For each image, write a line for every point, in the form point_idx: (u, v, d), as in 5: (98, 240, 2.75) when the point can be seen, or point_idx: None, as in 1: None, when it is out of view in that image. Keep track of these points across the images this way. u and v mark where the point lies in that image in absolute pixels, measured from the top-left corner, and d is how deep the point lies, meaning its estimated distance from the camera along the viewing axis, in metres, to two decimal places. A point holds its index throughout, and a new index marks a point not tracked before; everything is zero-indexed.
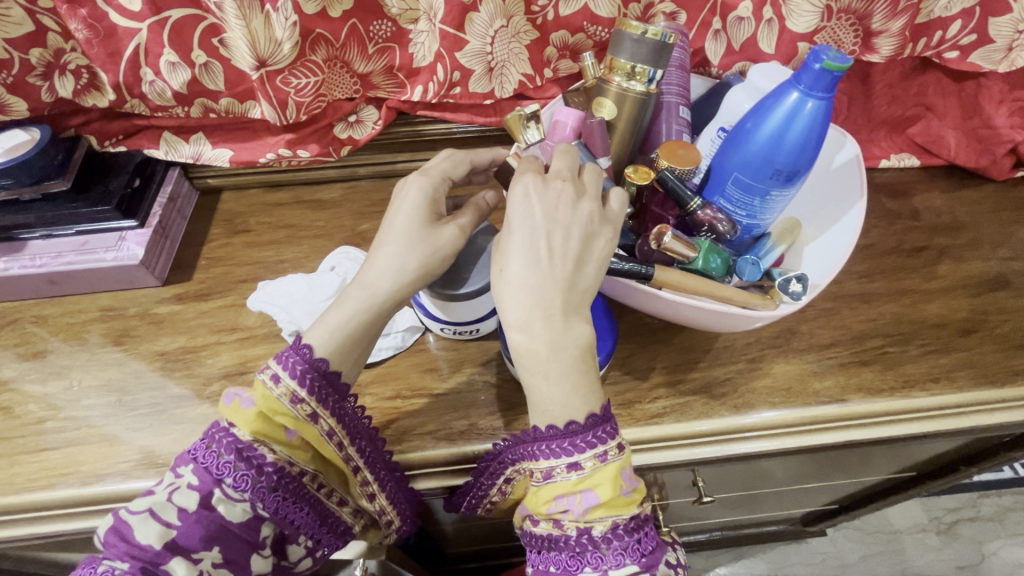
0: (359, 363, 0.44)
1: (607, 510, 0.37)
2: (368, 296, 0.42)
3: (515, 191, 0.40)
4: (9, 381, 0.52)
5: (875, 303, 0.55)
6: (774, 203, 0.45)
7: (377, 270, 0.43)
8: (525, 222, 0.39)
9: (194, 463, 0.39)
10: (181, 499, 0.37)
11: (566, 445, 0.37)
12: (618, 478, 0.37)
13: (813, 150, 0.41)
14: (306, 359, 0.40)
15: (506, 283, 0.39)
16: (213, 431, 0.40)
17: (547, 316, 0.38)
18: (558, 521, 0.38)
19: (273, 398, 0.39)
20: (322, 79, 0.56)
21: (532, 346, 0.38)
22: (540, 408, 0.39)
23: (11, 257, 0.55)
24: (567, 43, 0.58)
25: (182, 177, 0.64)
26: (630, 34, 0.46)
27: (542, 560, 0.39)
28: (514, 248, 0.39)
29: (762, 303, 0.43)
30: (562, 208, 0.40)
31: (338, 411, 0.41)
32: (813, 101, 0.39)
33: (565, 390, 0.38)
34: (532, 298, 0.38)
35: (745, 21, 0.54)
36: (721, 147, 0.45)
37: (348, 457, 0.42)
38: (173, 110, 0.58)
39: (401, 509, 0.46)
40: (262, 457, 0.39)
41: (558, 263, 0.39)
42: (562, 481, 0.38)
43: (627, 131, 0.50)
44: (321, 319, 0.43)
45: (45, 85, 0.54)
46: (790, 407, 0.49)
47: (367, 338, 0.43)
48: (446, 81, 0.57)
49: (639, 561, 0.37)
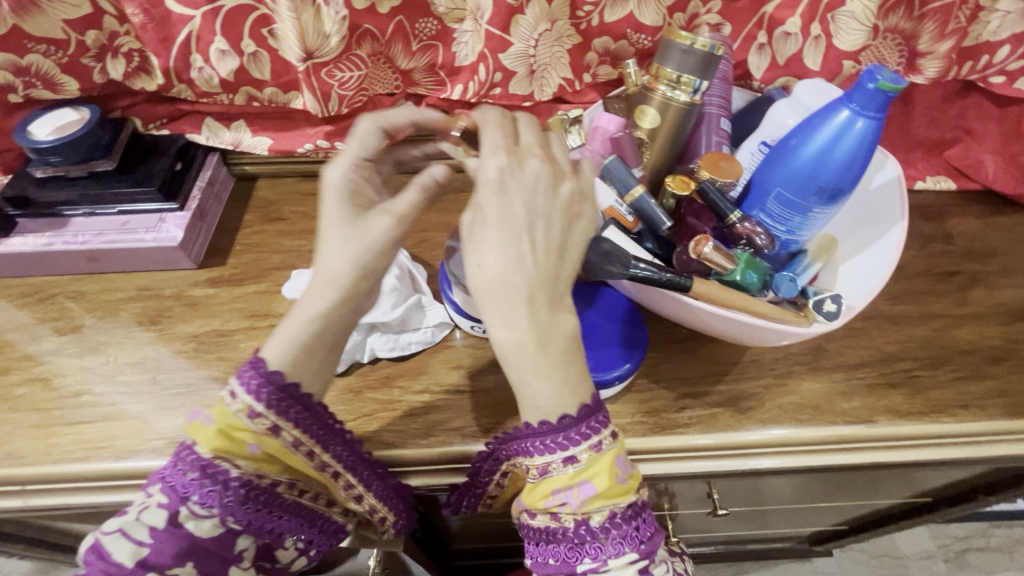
0: (321, 373, 0.42)
1: (604, 500, 0.38)
2: (310, 310, 0.41)
3: (485, 173, 0.38)
4: (47, 353, 0.53)
5: (904, 326, 0.54)
6: (814, 219, 0.45)
7: (322, 278, 0.41)
8: (504, 214, 0.38)
9: (161, 482, 0.39)
10: (150, 518, 0.38)
11: (558, 441, 0.37)
12: (614, 467, 0.38)
13: (859, 169, 0.41)
14: (262, 374, 0.39)
15: (487, 279, 0.37)
16: (179, 451, 0.40)
17: (532, 310, 0.37)
18: (557, 514, 0.39)
19: (231, 414, 0.39)
20: (365, 74, 0.57)
21: (521, 343, 0.37)
22: (531, 405, 0.38)
23: (55, 232, 0.57)
24: (609, 49, 0.58)
25: (221, 163, 0.65)
26: (679, 44, 0.46)
27: (543, 553, 0.40)
28: (492, 239, 0.37)
29: (795, 320, 0.43)
30: (539, 192, 0.38)
31: (299, 421, 0.40)
32: (863, 120, 0.39)
33: (555, 384, 0.38)
34: (513, 294, 0.37)
35: (792, 36, 0.53)
36: (765, 162, 0.45)
37: (323, 464, 0.42)
38: (218, 97, 0.59)
39: (394, 506, 0.47)
40: (227, 472, 0.39)
41: (540, 256, 0.37)
42: (559, 474, 0.38)
43: (667, 140, 0.50)
44: (275, 333, 0.41)
45: (98, 67, 0.55)
46: (818, 424, 0.49)
47: (327, 345, 0.42)
48: (487, 82, 0.58)
49: (638, 549, 0.38)
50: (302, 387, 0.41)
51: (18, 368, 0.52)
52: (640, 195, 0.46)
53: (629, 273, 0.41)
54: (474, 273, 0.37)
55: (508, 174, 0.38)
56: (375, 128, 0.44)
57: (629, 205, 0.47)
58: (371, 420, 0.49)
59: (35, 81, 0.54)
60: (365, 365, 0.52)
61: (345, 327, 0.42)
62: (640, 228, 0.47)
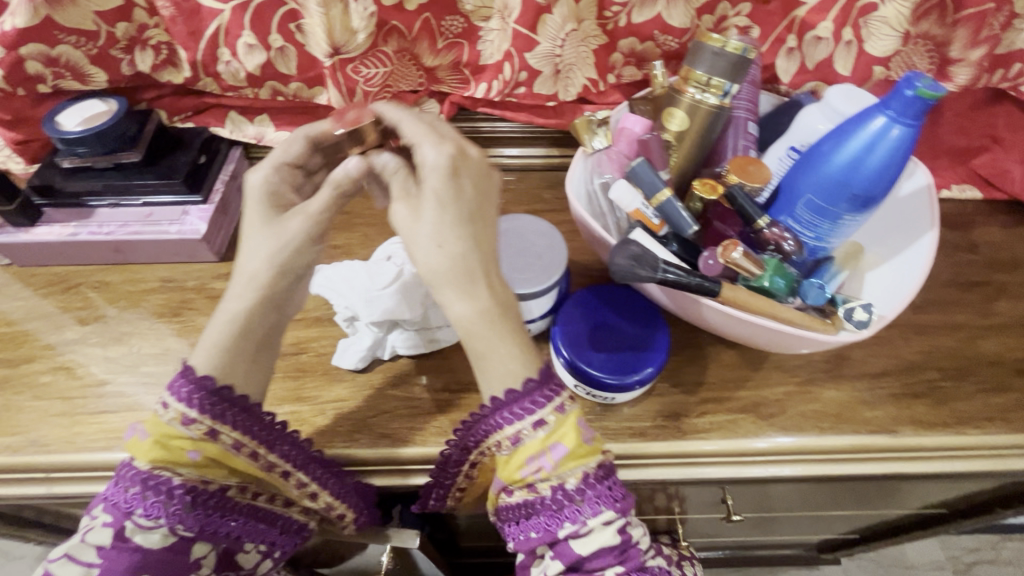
0: (253, 374, 0.43)
1: (575, 461, 0.40)
2: (231, 313, 0.42)
3: (433, 162, 0.41)
4: (71, 343, 0.54)
5: (929, 335, 0.54)
6: (844, 227, 0.44)
7: (249, 280, 0.42)
8: (453, 197, 0.41)
9: (104, 503, 0.39)
10: (96, 538, 0.38)
11: (522, 407, 0.40)
12: (579, 428, 0.40)
13: (892, 177, 0.41)
14: (193, 381, 0.40)
15: (442, 260, 0.40)
16: (118, 471, 0.40)
17: (485, 285, 0.41)
18: (532, 484, 0.40)
19: (166, 424, 0.40)
20: (390, 71, 0.57)
21: (481, 312, 0.40)
22: (495, 376, 0.41)
23: (80, 223, 0.57)
24: (635, 50, 0.57)
25: (243, 157, 0.65)
26: (710, 47, 0.46)
27: (525, 529, 0.41)
28: (445, 221, 0.40)
29: (821, 327, 0.42)
30: (476, 177, 0.42)
31: (238, 422, 0.41)
32: (899, 128, 0.39)
33: (511, 353, 0.41)
34: (467, 271, 0.40)
35: (823, 41, 0.53)
36: (795, 167, 0.45)
37: (270, 464, 0.42)
38: (243, 91, 0.59)
39: (354, 504, 0.47)
40: (169, 481, 0.39)
41: (485, 237, 0.42)
42: (530, 442, 0.40)
43: (694, 143, 0.50)
44: (202, 343, 0.42)
45: (126, 58, 0.55)
46: (840, 433, 0.48)
47: (258, 345, 0.43)
48: (512, 81, 0.57)
49: (613, 507, 0.40)
50: (234, 390, 0.41)
51: (42, 357, 0.53)
52: (666, 198, 0.46)
53: (658, 277, 0.41)
54: (431, 255, 0.40)
55: (454, 160, 0.41)
56: (298, 136, 0.46)
57: (656, 208, 0.46)
58: (391, 417, 0.49)
59: (64, 72, 0.55)
60: (385, 362, 0.52)
61: (280, 320, 0.44)
62: (666, 232, 0.47)
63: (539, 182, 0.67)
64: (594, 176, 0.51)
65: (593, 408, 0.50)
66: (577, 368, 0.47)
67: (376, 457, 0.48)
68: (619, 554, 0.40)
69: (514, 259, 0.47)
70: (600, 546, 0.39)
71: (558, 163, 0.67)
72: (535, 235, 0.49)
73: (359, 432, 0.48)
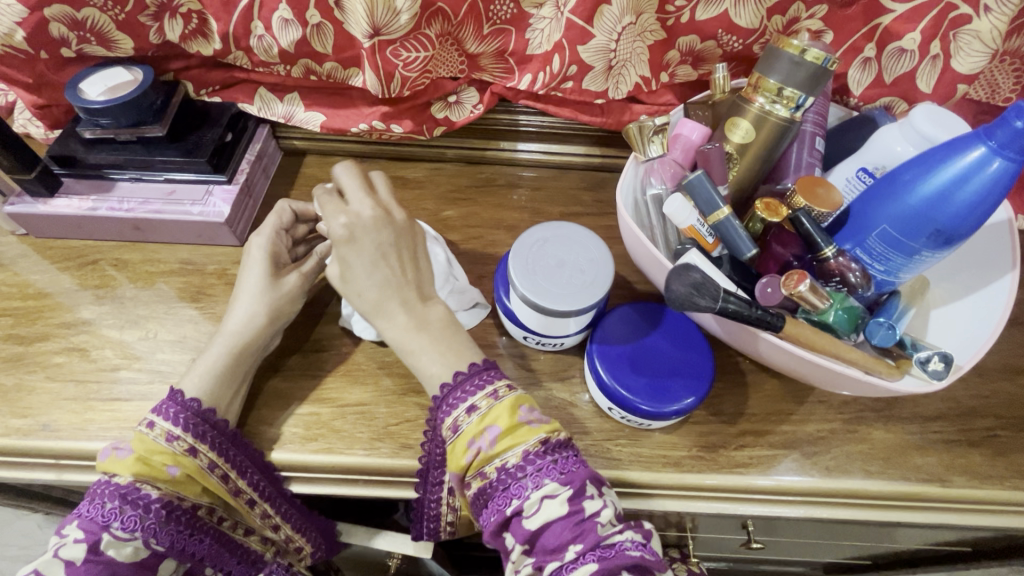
0: (236, 401, 0.45)
1: (512, 439, 0.40)
2: (232, 341, 0.46)
3: (333, 233, 0.44)
4: (88, 322, 0.52)
5: (989, 378, 0.50)
6: (919, 263, 0.41)
7: (238, 319, 0.47)
8: (361, 255, 0.44)
9: (78, 519, 0.39)
10: (68, 553, 0.37)
11: (454, 397, 0.42)
12: (515, 409, 0.41)
13: (980, 216, 0.38)
14: (178, 402, 0.42)
15: (368, 304, 0.45)
16: (95, 488, 0.40)
17: (407, 308, 0.45)
18: (479, 469, 0.40)
19: (149, 440, 0.41)
20: (431, 56, 0.53)
21: (403, 332, 0.45)
22: (432, 380, 0.44)
23: (100, 196, 0.55)
24: (694, 49, 0.52)
25: (270, 136, 0.61)
26: (789, 55, 0.42)
27: (486, 518, 0.40)
28: (358, 275, 0.44)
29: (886, 372, 0.40)
30: (379, 234, 0.45)
31: (216, 442, 0.42)
32: (999, 161, 0.36)
33: (444, 359, 0.44)
34: (390, 307, 0.45)
35: (907, 54, 0.49)
36: (869, 194, 0.42)
37: (237, 490, 0.43)
38: (274, 67, 0.55)
39: (311, 537, 0.50)
40: (147, 495, 0.39)
41: (405, 272, 0.46)
42: (468, 427, 0.41)
43: (756, 159, 0.46)
44: (197, 373, 0.44)
45: (155, 26, 0.52)
46: (887, 478, 0.46)
47: (241, 377, 0.46)
48: (560, 75, 0.53)
49: (557, 478, 0.39)
50: (218, 412, 0.44)
51: (57, 336, 0.51)
52: (725, 217, 0.42)
53: (718, 307, 0.38)
54: (353, 297, 0.46)
55: (354, 226, 0.44)
56: (288, 206, 0.52)
57: (712, 226, 0.43)
58: (414, 426, 0.47)
59: (89, 36, 0.52)
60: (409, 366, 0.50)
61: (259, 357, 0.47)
62: (720, 252, 0.44)
63: (578, 183, 0.64)
64: (645, 186, 0.48)
65: (626, 431, 0.47)
66: (614, 391, 0.45)
67: (402, 467, 0.45)
68: (574, 529, 0.37)
69: (559, 272, 0.44)
70: (549, 520, 0.38)
71: (598, 163, 0.63)
72: (583, 247, 0.46)
73: (379, 440, 0.46)
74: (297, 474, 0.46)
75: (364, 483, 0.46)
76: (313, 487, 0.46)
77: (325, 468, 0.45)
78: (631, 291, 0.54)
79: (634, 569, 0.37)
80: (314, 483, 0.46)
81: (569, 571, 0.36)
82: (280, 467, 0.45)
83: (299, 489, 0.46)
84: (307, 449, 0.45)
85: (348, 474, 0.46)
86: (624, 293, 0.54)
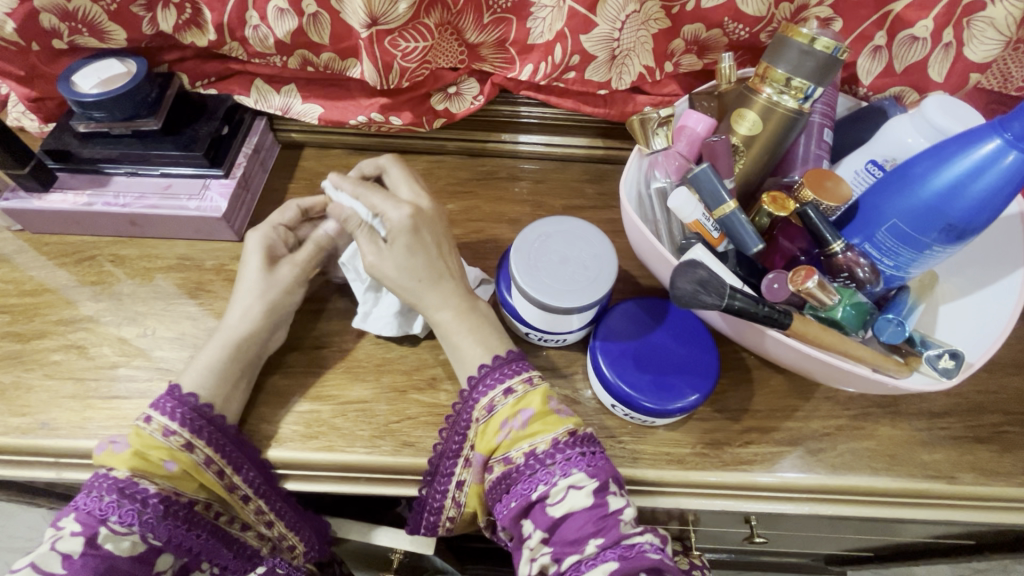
0: (235, 399, 0.45)
1: (542, 425, 0.40)
2: (229, 336, 0.45)
3: (394, 220, 0.45)
4: (86, 319, 0.52)
5: (996, 373, 0.49)
6: (929, 257, 0.40)
7: (236, 315, 0.47)
8: (422, 240, 0.46)
9: (75, 512, 0.39)
10: (65, 546, 0.38)
11: (491, 378, 0.42)
12: (548, 397, 0.42)
13: (993, 210, 0.37)
14: (177, 397, 0.42)
15: (419, 288, 0.45)
16: (92, 481, 0.40)
17: (457, 294, 0.46)
18: (506, 452, 0.41)
19: (147, 436, 0.41)
20: (431, 46, 0.52)
21: (452, 316, 0.45)
22: (471, 362, 0.44)
23: (96, 191, 0.54)
24: (699, 37, 0.51)
25: (268, 129, 0.61)
26: (797, 43, 0.41)
27: (505, 504, 0.40)
28: (417, 260, 0.45)
29: (894, 368, 0.40)
30: (437, 229, 0.47)
31: (212, 438, 0.42)
32: (1015, 153, 0.35)
33: (481, 340, 0.45)
34: (442, 290, 0.46)
35: (919, 42, 0.47)
36: (877, 187, 0.41)
37: (232, 486, 0.43)
38: (271, 58, 0.54)
39: (307, 535, 0.49)
40: (145, 490, 0.40)
41: (450, 262, 0.47)
42: (502, 408, 0.41)
43: (764, 151, 0.45)
44: (196, 371, 0.44)
45: (147, 17, 0.51)
46: (894, 475, 0.45)
47: (239, 377, 0.45)
48: (562, 65, 0.52)
49: (585, 470, 0.38)
50: (215, 408, 0.43)
51: (54, 333, 0.51)
52: (730, 211, 0.41)
53: (724, 304, 0.37)
54: (406, 283, 0.45)
55: (418, 218, 0.46)
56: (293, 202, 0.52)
57: (717, 221, 0.42)
58: (416, 424, 0.46)
59: (81, 27, 0.51)
60: (410, 362, 0.49)
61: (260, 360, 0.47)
62: (726, 246, 0.43)
63: (580, 175, 0.63)
64: (649, 179, 0.47)
65: (630, 427, 0.47)
66: (617, 389, 0.44)
67: (404, 465, 0.45)
68: (597, 522, 0.37)
69: (562, 268, 0.44)
70: (573, 510, 0.38)
71: (601, 155, 0.62)
72: (586, 242, 0.45)
73: (380, 438, 0.46)
74: (292, 472, 0.46)
75: (365, 481, 0.46)
76: (313, 484, 0.46)
77: (325, 466, 0.45)
78: (634, 285, 0.54)
79: (653, 572, 0.36)
80: (314, 481, 0.46)
81: (587, 566, 0.36)
82: (276, 466, 0.45)
83: (294, 487, 0.46)
84: (308, 447, 0.45)
85: (349, 472, 0.45)
86: (627, 288, 0.53)
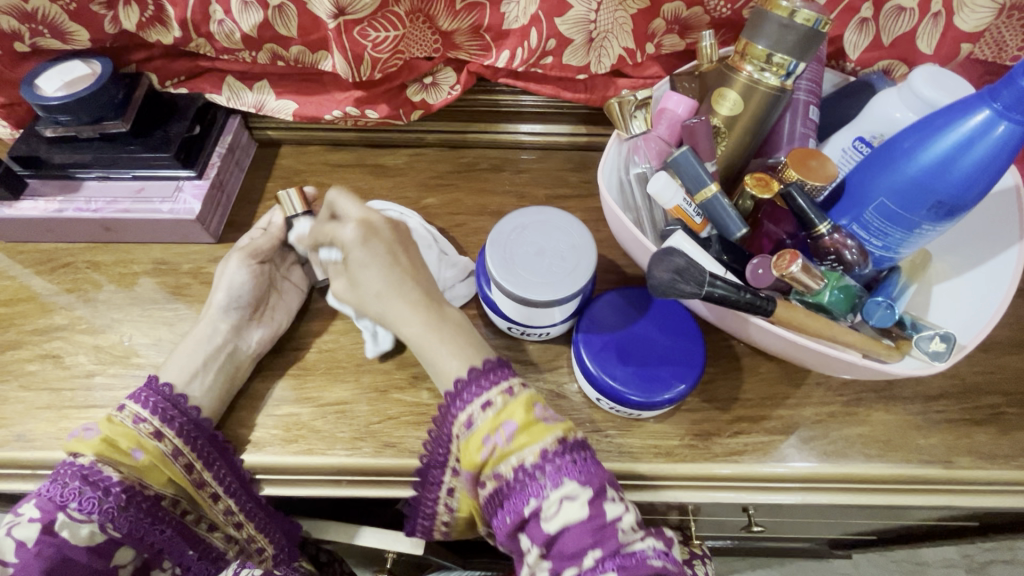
0: (214, 396, 0.44)
1: (528, 437, 0.38)
2: (201, 329, 0.47)
3: (346, 237, 0.44)
4: (61, 328, 0.51)
5: (994, 353, 0.48)
6: (920, 236, 0.39)
7: (210, 308, 0.48)
8: (377, 256, 0.44)
9: (36, 498, 0.39)
10: (22, 534, 0.38)
11: (468, 393, 0.41)
12: (530, 405, 0.40)
13: (984, 184, 0.36)
14: (152, 387, 0.43)
15: (386, 304, 0.44)
16: (59, 467, 0.40)
17: (428, 306, 0.44)
18: (495, 467, 0.39)
19: (118, 424, 0.41)
20: (402, 35, 0.50)
21: (422, 329, 0.44)
22: (445, 375, 0.43)
23: (66, 197, 0.53)
24: (680, 16, 0.49)
25: (242, 128, 0.59)
26: (778, 17, 0.39)
27: (499, 519, 0.39)
28: (375, 270, 0.44)
29: (885, 353, 0.39)
30: (387, 237, 0.45)
31: (183, 430, 0.42)
32: (1005, 124, 0.33)
33: (454, 351, 0.43)
34: (409, 303, 0.44)
35: (907, 12, 0.45)
36: (864, 163, 0.39)
37: (202, 482, 0.42)
38: (239, 54, 0.53)
39: (275, 538, 0.48)
40: (109, 478, 0.39)
41: (416, 274, 0.45)
42: (482, 423, 0.40)
43: (746, 132, 0.44)
44: (168, 361, 0.45)
45: (109, 15, 0.49)
46: (889, 461, 0.44)
47: (205, 362, 0.45)
48: (538, 50, 0.50)
49: (576, 480, 0.37)
50: (190, 399, 0.43)
51: (28, 343, 0.50)
52: (712, 195, 0.40)
53: (703, 293, 0.36)
54: (369, 299, 0.44)
55: (366, 230, 0.44)
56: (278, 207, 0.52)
57: (698, 205, 0.41)
58: (397, 424, 0.46)
59: (42, 28, 0.50)
60: (391, 362, 0.48)
61: (233, 351, 0.46)
62: (709, 232, 0.42)
63: (564, 164, 0.61)
64: (629, 165, 0.46)
65: (617, 421, 0.46)
66: (601, 382, 0.43)
67: (386, 467, 0.44)
68: (594, 533, 0.36)
69: (540, 260, 0.42)
70: (568, 523, 0.36)
71: (585, 143, 0.60)
72: (564, 233, 0.43)
73: (361, 439, 0.45)
74: (269, 477, 0.45)
75: (348, 483, 0.45)
76: (293, 488, 0.45)
77: (304, 470, 0.44)
78: (620, 275, 0.52)
79: None
80: (294, 485, 0.45)
81: None
82: (254, 473, 0.44)
83: (271, 491, 0.45)
84: (287, 451, 0.44)
85: (331, 474, 0.44)
86: (613, 278, 0.52)
